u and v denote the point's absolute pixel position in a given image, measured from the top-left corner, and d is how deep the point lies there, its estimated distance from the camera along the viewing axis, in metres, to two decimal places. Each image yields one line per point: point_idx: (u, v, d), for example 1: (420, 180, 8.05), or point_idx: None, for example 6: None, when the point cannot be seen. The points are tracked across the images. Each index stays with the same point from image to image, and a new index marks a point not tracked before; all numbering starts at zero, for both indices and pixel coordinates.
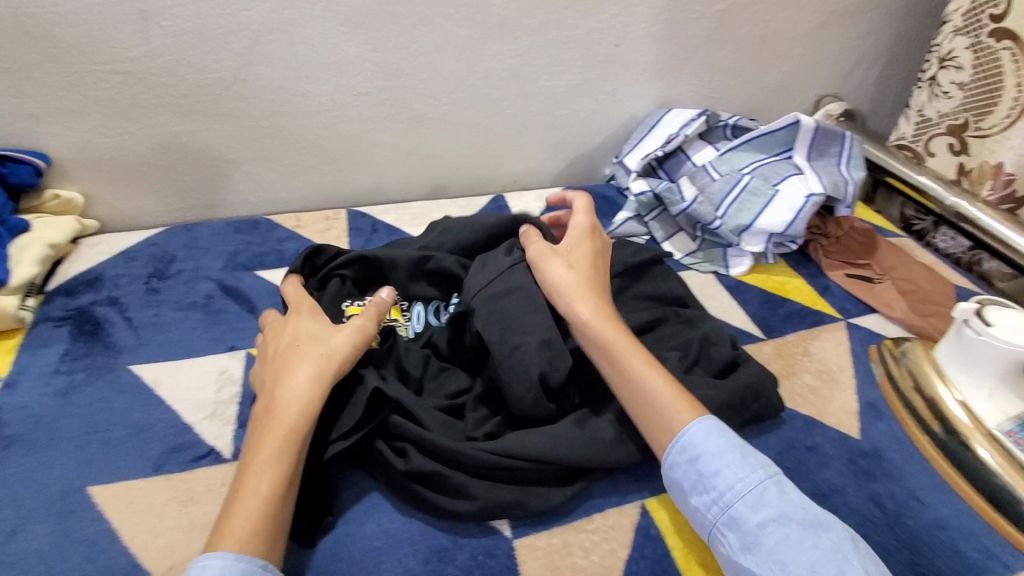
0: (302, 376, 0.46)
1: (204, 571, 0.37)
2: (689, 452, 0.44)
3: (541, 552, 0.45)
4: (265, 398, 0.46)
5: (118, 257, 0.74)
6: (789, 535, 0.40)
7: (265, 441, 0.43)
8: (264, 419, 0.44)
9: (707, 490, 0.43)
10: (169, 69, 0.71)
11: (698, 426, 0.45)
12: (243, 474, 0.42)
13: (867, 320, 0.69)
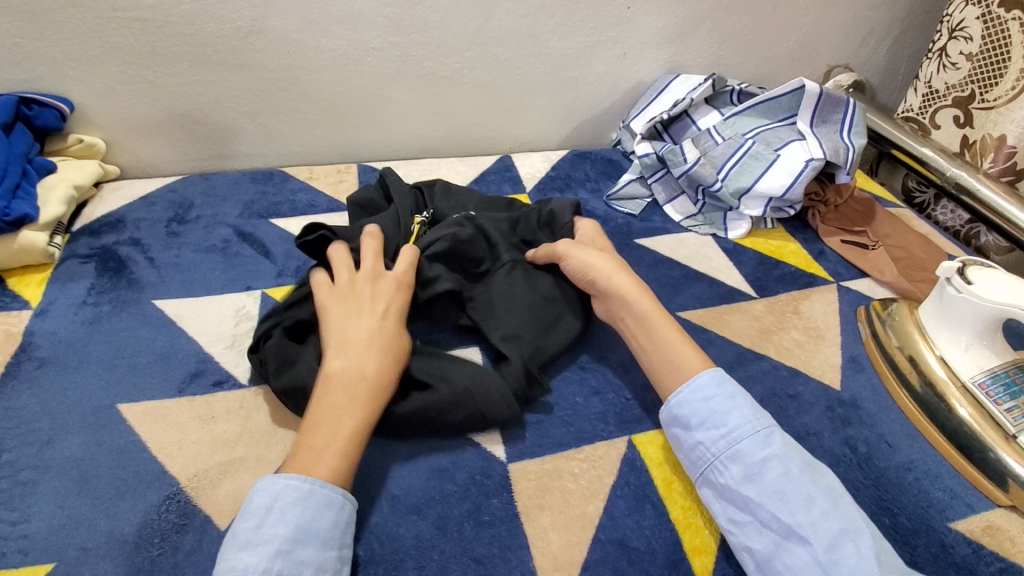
0: (396, 358, 0.49)
1: (292, 491, 0.41)
2: (701, 394, 0.49)
3: (533, 475, 0.49)
4: (345, 354, 0.48)
5: (139, 202, 0.77)
6: (789, 470, 0.44)
7: (359, 404, 0.46)
8: (351, 382, 0.47)
9: (715, 427, 0.47)
10: (187, 18, 0.73)
11: (702, 379, 0.49)
12: (316, 421, 0.45)
13: (859, 283, 0.72)
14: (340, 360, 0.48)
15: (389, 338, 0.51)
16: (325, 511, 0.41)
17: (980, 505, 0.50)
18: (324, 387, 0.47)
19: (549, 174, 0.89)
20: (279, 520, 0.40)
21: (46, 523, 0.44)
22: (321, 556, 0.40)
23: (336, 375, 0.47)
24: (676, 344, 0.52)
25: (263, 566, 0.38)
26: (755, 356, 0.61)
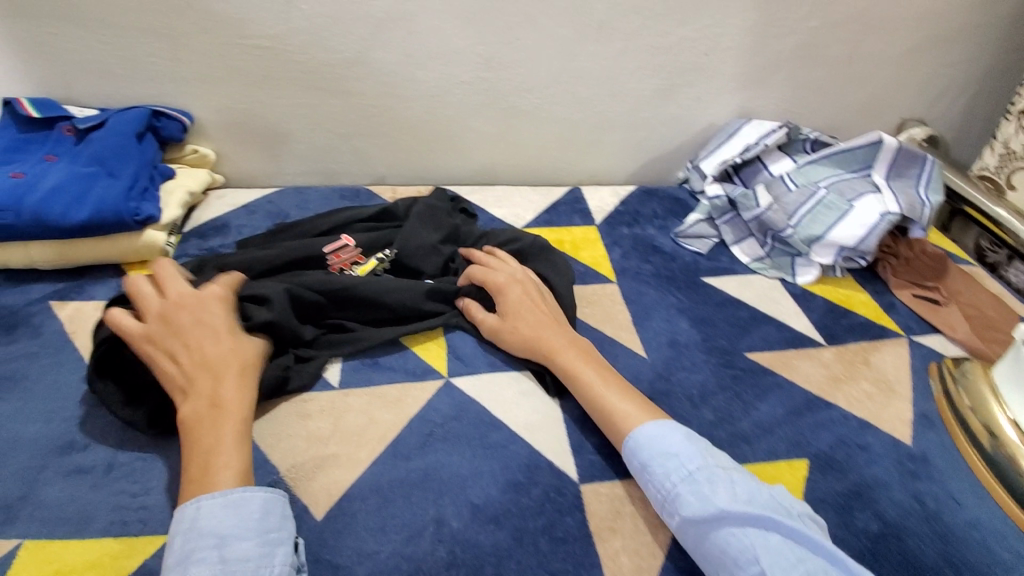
0: (232, 380, 0.50)
1: (197, 509, 0.42)
2: (637, 464, 0.49)
3: (605, 498, 0.51)
4: (193, 394, 0.49)
5: (241, 210, 0.84)
6: (712, 530, 0.44)
7: (220, 430, 0.47)
8: (204, 415, 0.48)
9: (656, 497, 0.48)
10: (302, 47, 0.81)
11: (625, 454, 0.50)
12: (190, 449, 0.46)
13: (930, 339, 0.71)
14: (189, 401, 0.48)
15: (218, 364, 0.51)
16: (234, 510, 0.43)
17: None
18: (185, 429, 0.47)
19: (617, 209, 0.92)
20: (194, 524, 0.42)
21: (162, 497, 0.49)
22: (243, 545, 0.41)
23: (188, 417, 0.48)
24: (615, 403, 0.53)
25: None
26: (825, 403, 0.61)
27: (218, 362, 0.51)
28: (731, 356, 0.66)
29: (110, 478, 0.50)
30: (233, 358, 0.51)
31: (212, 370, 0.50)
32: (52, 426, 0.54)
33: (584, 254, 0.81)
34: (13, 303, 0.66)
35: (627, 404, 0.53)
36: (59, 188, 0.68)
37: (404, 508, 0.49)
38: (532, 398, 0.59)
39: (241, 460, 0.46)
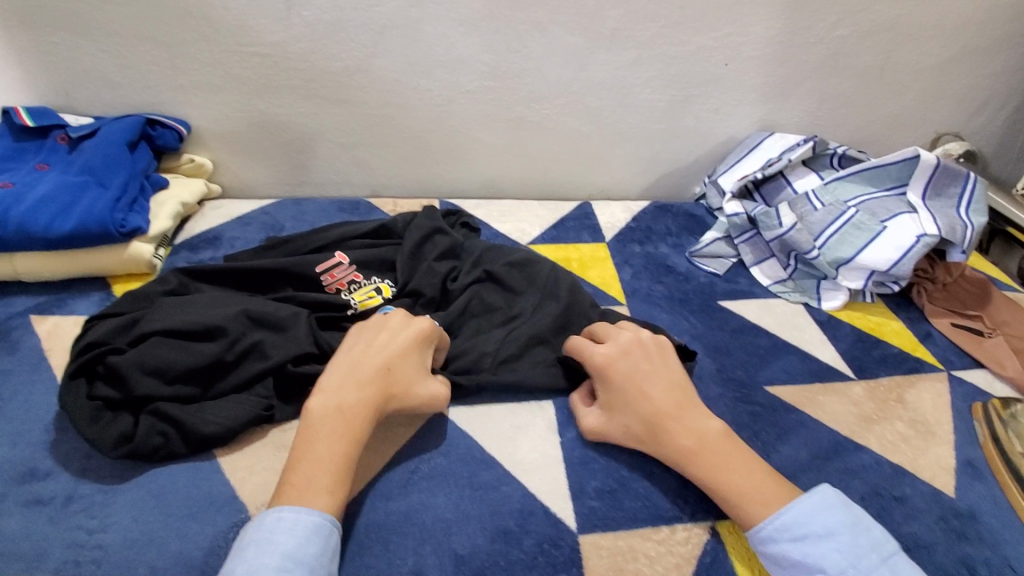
0: (357, 390, 0.48)
1: (278, 521, 0.41)
2: (795, 531, 0.43)
3: (605, 551, 0.45)
4: (327, 392, 0.47)
5: (236, 222, 0.81)
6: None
7: (333, 443, 0.45)
8: (326, 420, 0.46)
9: (816, 571, 0.41)
10: (302, 55, 0.78)
11: (780, 519, 0.44)
12: (303, 448, 0.45)
13: (973, 374, 0.65)
14: (320, 395, 0.47)
15: (368, 377, 0.49)
16: (311, 541, 0.40)
17: None
18: (307, 423, 0.46)
19: (629, 225, 0.87)
20: (264, 551, 0.39)
21: (120, 535, 0.45)
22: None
23: (314, 411, 0.46)
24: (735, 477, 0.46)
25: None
26: (854, 446, 0.55)
27: (364, 376, 0.49)
28: (749, 390, 0.61)
29: (68, 511, 0.46)
30: (379, 375, 0.49)
31: (362, 377, 0.49)
32: (13, 451, 0.50)
33: (591, 273, 0.77)
34: None
35: (752, 481, 0.46)
36: (46, 198, 0.66)
37: (381, 558, 0.44)
38: (528, 433, 0.54)
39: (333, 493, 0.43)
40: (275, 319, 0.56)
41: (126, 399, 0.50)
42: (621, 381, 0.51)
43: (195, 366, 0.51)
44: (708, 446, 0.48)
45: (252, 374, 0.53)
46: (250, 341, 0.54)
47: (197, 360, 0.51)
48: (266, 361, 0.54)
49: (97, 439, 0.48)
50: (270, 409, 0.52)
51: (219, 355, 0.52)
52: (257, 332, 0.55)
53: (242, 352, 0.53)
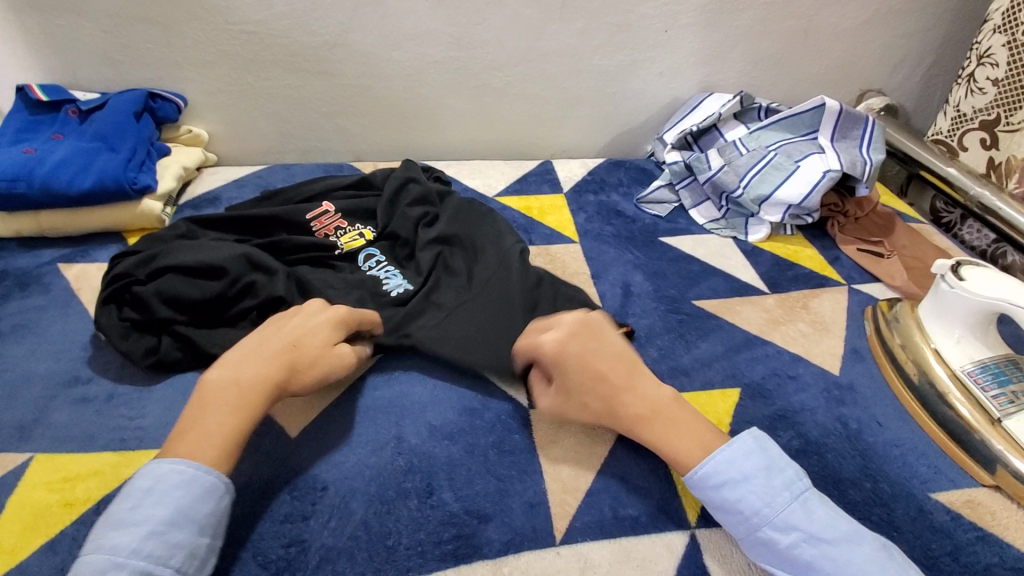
0: (253, 370, 0.50)
1: (171, 476, 0.44)
2: (716, 479, 0.47)
3: (551, 419, 0.56)
4: (226, 367, 0.51)
5: (232, 184, 0.90)
6: (823, 549, 0.43)
7: (209, 417, 0.47)
8: (220, 392, 0.49)
9: (736, 512, 0.46)
10: (285, 31, 0.87)
11: (701, 472, 0.48)
12: (195, 413, 0.48)
13: (870, 287, 0.76)
14: (217, 370, 0.50)
15: (264, 358, 0.51)
16: (203, 500, 0.44)
17: (965, 482, 0.53)
18: (203, 394, 0.49)
19: (585, 178, 0.97)
20: (155, 504, 0.43)
21: (157, 420, 0.55)
22: (193, 542, 0.43)
23: (210, 385, 0.49)
24: (672, 440, 0.50)
25: (134, 546, 0.41)
26: (761, 341, 0.67)
27: (269, 356, 0.52)
28: (679, 303, 0.72)
29: (111, 404, 0.56)
30: (280, 355, 0.52)
31: (260, 355, 0.52)
32: (60, 363, 0.60)
33: (550, 218, 0.87)
34: (27, 265, 0.73)
35: (687, 438, 0.50)
36: (65, 161, 0.75)
37: (368, 428, 0.54)
38: None
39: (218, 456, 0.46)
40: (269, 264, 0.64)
41: (150, 322, 0.60)
42: (573, 352, 0.54)
43: (202, 298, 0.60)
44: (656, 405, 0.52)
45: (249, 308, 0.61)
46: (248, 281, 0.62)
47: (203, 294, 0.60)
48: (260, 297, 0.62)
49: (128, 352, 0.58)
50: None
51: (223, 291, 0.61)
52: (254, 274, 0.64)
53: (242, 290, 0.62)
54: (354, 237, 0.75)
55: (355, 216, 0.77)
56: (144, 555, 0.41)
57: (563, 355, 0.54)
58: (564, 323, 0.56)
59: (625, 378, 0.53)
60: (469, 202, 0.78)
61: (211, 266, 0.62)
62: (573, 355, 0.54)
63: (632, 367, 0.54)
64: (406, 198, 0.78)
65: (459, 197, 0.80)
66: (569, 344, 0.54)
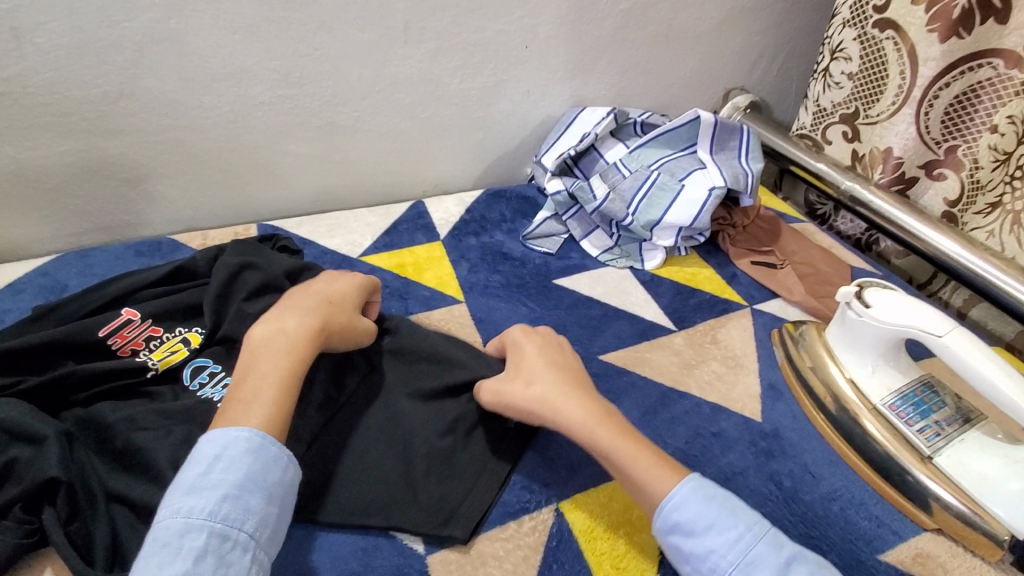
0: (296, 318, 0.50)
1: (217, 451, 0.41)
2: (705, 494, 0.44)
3: (454, 565, 0.45)
4: (266, 321, 0.50)
5: (3, 291, 0.69)
6: (813, 573, 0.40)
7: (274, 364, 0.46)
8: (269, 341, 0.48)
9: (727, 531, 0.42)
10: (46, 86, 0.66)
11: (690, 485, 0.44)
12: (246, 366, 0.46)
13: (771, 305, 0.73)
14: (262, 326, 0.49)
15: (297, 310, 0.51)
16: (235, 479, 0.40)
17: (907, 531, 0.49)
18: (249, 349, 0.48)
19: (463, 217, 0.86)
20: (197, 488, 0.40)
21: None
22: (210, 536, 0.38)
23: (256, 339, 0.48)
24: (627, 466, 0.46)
25: (211, 509, 0.39)
26: (678, 394, 0.60)
27: (306, 307, 0.51)
28: (585, 362, 0.63)
29: None
30: (314, 305, 0.52)
31: (300, 306, 0.51)
32: None
33: (428, 274, 0.75)
34: None
35: (638, 454, 0.46)
36: None
37: None
38: None
39: (279, 390, 0.45)
40: (33, 429, 0.46)
41: None
42: (529, 358, 0.53)
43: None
44: (596, 418, 0.48)
45: (9, 502, 0.43)
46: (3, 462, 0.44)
47: None
48: (22, 482, 0.44)
49: None
50: (37, 536, 0.44)
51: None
52: (13, 447, 0.45)
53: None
54: (168, 349, 0.58)
55: (178, 319, 0.60)
56: (219, 519, 0.39)
57: (523, 357, 0.54)
58: (514, 336, 0.56)
59: (572, 381, 0.51)
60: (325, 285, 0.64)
61: None
62: (530, 361, 0.53)
63: (581, 374, 0.53)
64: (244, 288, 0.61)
65: (319, 275, 0.66)
66: (526, 353, 0.54)
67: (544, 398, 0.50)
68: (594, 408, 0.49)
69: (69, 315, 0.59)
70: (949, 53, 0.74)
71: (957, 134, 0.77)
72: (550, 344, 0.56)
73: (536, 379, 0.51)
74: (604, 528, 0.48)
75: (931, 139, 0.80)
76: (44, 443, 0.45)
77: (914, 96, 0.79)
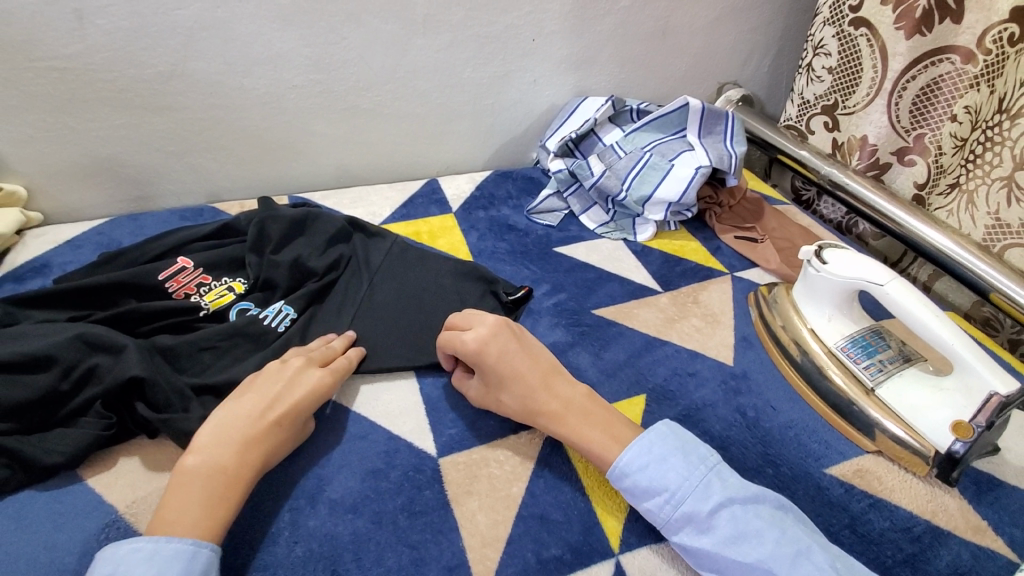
0: (238, 455, 0.47)
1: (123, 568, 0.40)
2: (640, 463, 0.49)
3: (462, 465, 0.53)
4: (206, 453, 0.46)
5: (65, 246, 0.78)
6: (736, 512, 0.46)
7: (203, 506, 0.44)
8: (204, 477, 0.45)
9: (659, 493, 0.48)
10: (106, 65, 0.75)
11: (623, 459, 0.49)
12: (175, 503, 0.44)
13: (750, 273, 0.81)
14: (195, 454, 0.46)
15: (240, 437, 0.48)
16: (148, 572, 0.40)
17: (853, 452, 0.57)
18: (178, 481, 0.45)
19: (473, 194, 0.95)
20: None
21: None
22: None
23: (189, 470, 0.45)
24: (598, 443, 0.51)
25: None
26: (660, 342, 0.68)
27: (255, 436, 0.48)
28: (579, 314, 0.71)
29: None
30: (263, 427, 0.49)
31: (244, 433, 0.48)
32: None
33: (441, 241, 0.84)
34: None
35: (602, 437, 0.51)
36: None
37: (255, 518, 0.48)
38: (389, 387, 0.60)
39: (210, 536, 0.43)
40: (112, 341, 0.55)
41: None
42: (490, 360, 0.55)
43: (24, 400, 0.50)
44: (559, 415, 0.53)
45: (91, 399, 0.52)
46: (87, 367, 0.53)
47: (29, 394, 0.50)
48: (102, 384, 0.53)
49: None
50: (115, 429, 0.52)
51: (53, 386, 0.51)
52: (93, 356, 0.54)
53: (79, 380, 0.53)
54: (216, 293, 0.66)
55: (220, 268, 0.69)
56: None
57: (485, 354, 0.55)
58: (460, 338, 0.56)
59: (527, 392, 0.54)
60: (336, 228, 0.74)
61: (32, 359, 0.52)
62: (493, 366, 0.55)
63: (543, 370, 0.56)
64: (270, 238, 0.71)
65: (328, 219, 0.75)
66: (485, 354, 0.55)
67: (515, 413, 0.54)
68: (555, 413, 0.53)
69: (130, 262, 0.68)
70: (914, 49, 0.82)
71: (923, 123, 0.85)
72: (500, 343, 0.56)
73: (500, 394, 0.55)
74: None
75: (901, 127, 0.88)
76: (120, 354, 0.54)
77: (886, 88, 0.87)
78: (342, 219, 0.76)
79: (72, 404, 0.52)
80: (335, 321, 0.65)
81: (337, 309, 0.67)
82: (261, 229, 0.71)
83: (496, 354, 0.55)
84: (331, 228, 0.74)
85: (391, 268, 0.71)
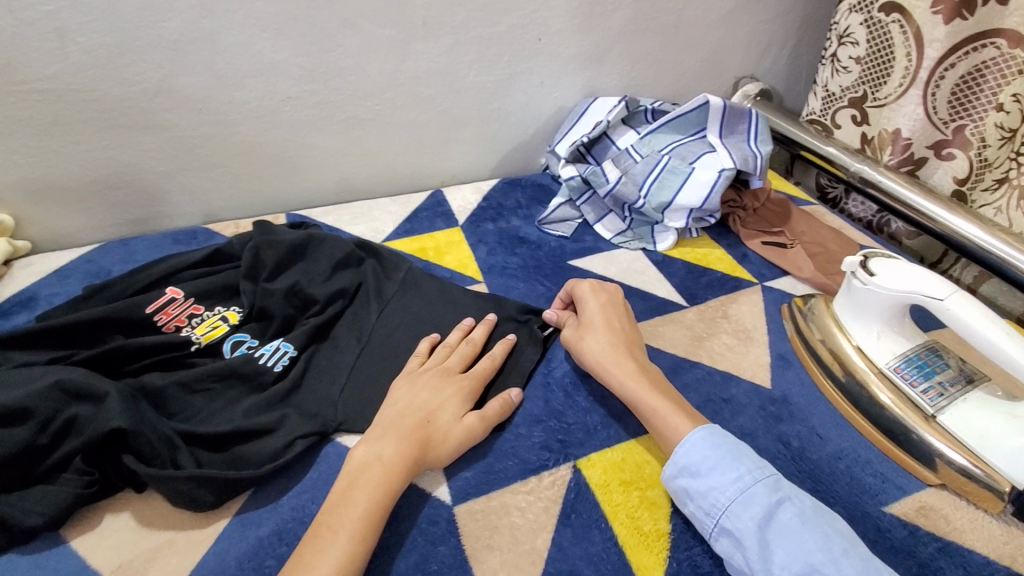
0: (394, 448, 0.47)
1: None
2: (713, 441, 0.48)
3: (479, 514, 0.48)
4: (369, 446, 0.48)
5: (53, 277, 0.75)
6: (805, 512, 0.44)
7: (360, 497, 0.44)
8: (365, 468, 0.46)
9: (726, 472, 0.46)
10: (89, 83, 0.71)
11: (701, 433, 0.49)
12: (341, 493, 0.45)
13: (781, 282, 0.75)
14: (362, 446, 0.48)
15: (395, 431, 0.49)
16: None
17: (913, 486, 0.51)
18: (347, 477, 0.46)
19: (481, 205, 0.90)
20: None
21: None
22: None
23: (356, 462, 0.47)
24: (669, 419, 0.51)
25: None
26: (690, 364, 0.62)
27: (400, 429, 0.49)
28: None
29: None
30: (416, 418, 0.50)
31: (400, 428, 0.49)
32: None
33: (448, 257, 0.79)
34: None
35: (673, 410, 0.51)
36: None
37: None
38: None
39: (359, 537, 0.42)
40: (93, 388, 0.50)
41: None
42: (592, 313, 0.61)
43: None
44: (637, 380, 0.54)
45: (72, 452, 0.48)
46: (67, 417, 0.49)
47: (3, 451, 0.46)
48: (83, 436, 0.48)
49: None
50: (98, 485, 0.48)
51: (30, 440, 0.47)
52: (74, 405, 0.50)
53: (59, 432, 0.48)
54: (209, 326, 0.62)
55: (214, 298, 0.64)
56: None
57: (587, 307, 0.62)
58: (583, 292, 0.63)
59: (623, 346, 0.58)
60: (338, 250, 0.69)
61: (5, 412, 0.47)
62: (594, 314, 0.61)
63: (633, 341, 0.60)
64: (267, 263, 0.66)
65: (329, 240, 0.70)
66: (588, 309, 0.61)
67: (594, 357, 0.57)
68: (640, 374, 0.55)
69: (117, 294, 0.64)
70: (953, 34, 0.76)
71: (963, 114, 0.79)
72: (612, 308, 0.62)
73: (594, 337, 0.59)
74: (620, 482, 0.51)
75: (939, 119, 0.82)
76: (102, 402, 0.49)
77: (921, 78, 0.81)
78: (344, 239, 0.71)
79: (52, 458, 0.48)
80: (339, 352, 0.60)
81: (340, 338, 0.62)
82: (257, 254, 0.67)
83: (597, 313, 0.61)
84: (332, 250, 0.69)
85: (396, 290, 0.66)
